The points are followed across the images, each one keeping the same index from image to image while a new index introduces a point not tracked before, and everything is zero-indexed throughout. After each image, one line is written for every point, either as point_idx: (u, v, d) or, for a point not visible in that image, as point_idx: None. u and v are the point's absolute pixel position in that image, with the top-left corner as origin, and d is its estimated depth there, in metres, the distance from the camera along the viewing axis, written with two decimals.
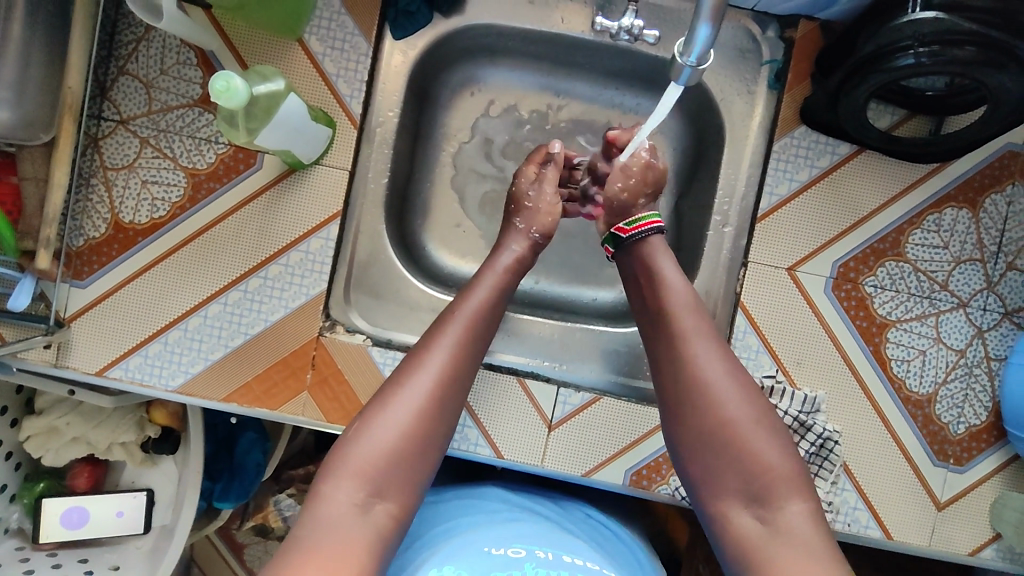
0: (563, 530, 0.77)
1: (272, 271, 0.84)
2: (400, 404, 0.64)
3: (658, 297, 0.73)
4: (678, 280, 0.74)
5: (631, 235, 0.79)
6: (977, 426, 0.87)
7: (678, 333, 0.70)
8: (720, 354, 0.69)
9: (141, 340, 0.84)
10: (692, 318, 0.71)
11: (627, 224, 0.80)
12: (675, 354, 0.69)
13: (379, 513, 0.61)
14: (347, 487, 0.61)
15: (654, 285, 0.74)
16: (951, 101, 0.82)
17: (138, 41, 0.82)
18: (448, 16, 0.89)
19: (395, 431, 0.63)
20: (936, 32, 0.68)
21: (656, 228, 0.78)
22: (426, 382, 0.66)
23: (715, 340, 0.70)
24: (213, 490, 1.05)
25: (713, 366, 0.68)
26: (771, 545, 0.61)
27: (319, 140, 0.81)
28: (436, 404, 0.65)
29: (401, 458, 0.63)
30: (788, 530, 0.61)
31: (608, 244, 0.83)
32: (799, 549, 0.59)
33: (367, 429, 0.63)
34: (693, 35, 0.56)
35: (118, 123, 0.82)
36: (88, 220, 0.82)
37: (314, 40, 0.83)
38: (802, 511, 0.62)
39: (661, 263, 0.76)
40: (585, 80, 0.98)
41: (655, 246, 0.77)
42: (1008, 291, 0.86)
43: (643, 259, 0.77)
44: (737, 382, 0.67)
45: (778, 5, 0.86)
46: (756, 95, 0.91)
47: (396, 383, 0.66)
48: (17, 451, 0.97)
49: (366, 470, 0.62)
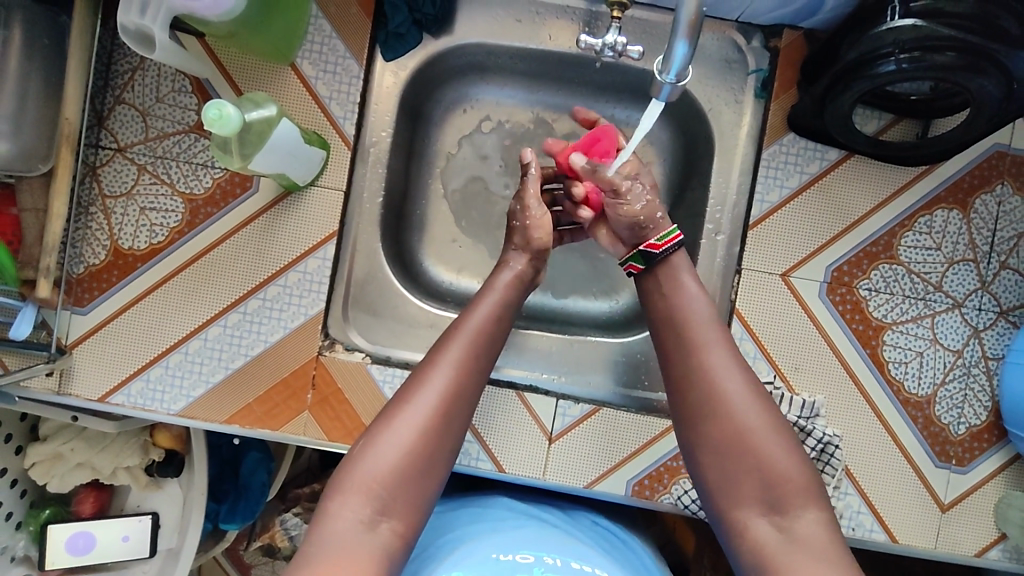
0: (570, 537, 0.77)
1: (271, 291, 0.85)
2: (405, 422, 0.65)
3: (677, 307, 0.74)
4: (695, 291, 0.74)
5: (664, 250, 0.77)
6: (978, 426, 0.87)
7: (696, 342, 0.71)
8: (738, 366, 0.69)
9: (142, 365, 0.85)
10: (705, 328, 0.71)
11: (658, 239, 0.79)
12: (693, 365, 0.70)
13: (384, 530, 0.61)
14: (354, 503, 0.61)
15: (671, 296, 0.75)
16: (937, 104, 0.83)
17: (134, 71, 0.83)
18: (438, 37, 0.91)
19: (401, 447, 0.63)
20: (916, 39, 0.69)
21: (682, 243, 0.78)
22: (430, 399, 0.66)
23: (729, 349, 0.70)
24: (218, 512, 1.06)
25: (730, 376, 0.68)
26: (787, 553, 0.61)
27: (314, 162, 0.82)
28: (441, 422, 0.66)
29: (407, 475, 0.63)
30: (804, 537, 0.61)
31: (635, 261, 0.79)
32: (815, 555, 0.60)
33: (373, 446, 0.64)
34: (670, 53, 0.58)
35: (116, 151, 0.83)
36: (89, 247, 0.84)
37: (306, 64, 0.85)
38: (817, 520, 0.62)
39: (678, 277, 0.76)
40: (575, 94, 0.99)
41: (682, 264, 0.77)
42: (1002, 291, 0.87)
43: (658, 271, 0.77)
44: (757, 395, 0.68)
45: (761, 15, 0.87)
46: (743, 105, 0.92)
47: (401, 402, 0.66)
48: (22, 479, 0.97)
49: (372, 487, 0.62)
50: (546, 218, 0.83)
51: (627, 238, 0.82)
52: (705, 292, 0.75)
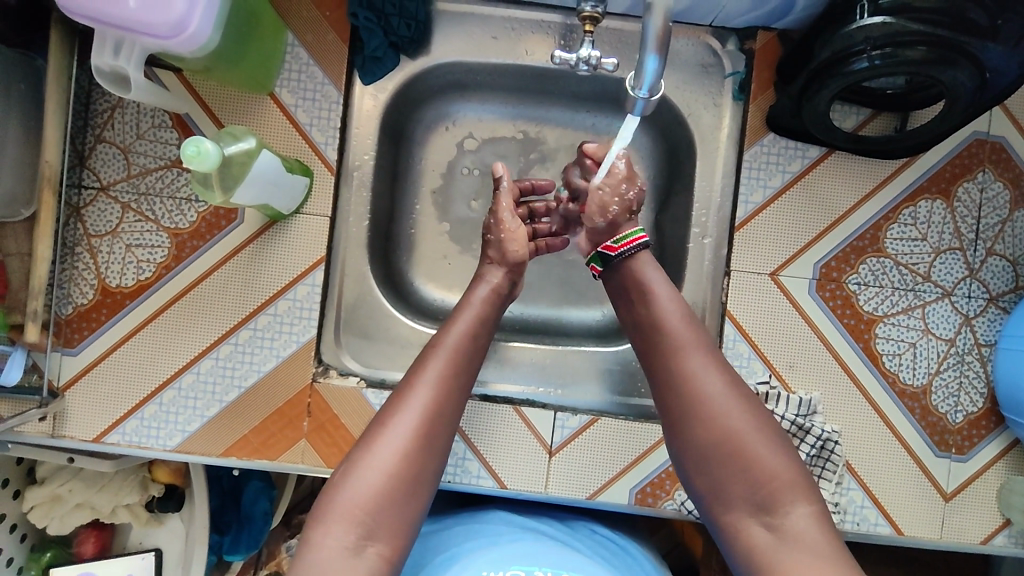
0: (568, 548, 0.77)
1: (262, 320, 0.85)
2: (385, 445, 0.64)
3: (652, 314, 0.72)
4: (669, 296, 0.73)
5: (620, 252, 0.76)
6: (975, 414, 0.87)
7: (674, 348, 0.70)
8: (719, 369, 0.68)
9: (137, 403, 0.84)
10: (687, 331, 0.71)
11: (615, 241, 0.78)
12: (675, 371, 0.69)
13: (370, 555, 0.61)
14: (338, 530, 0.61)
15: (646, 303, 0.73)
16: (914, 98, 0.83)
17: (113, 109, 0.83)
18: (415, 58, 0.91)
19: (382, 471, 0.63)
20: (887, 35, 0.70)
21: (644, 243, 0.77)
22: (409, 419, 0.66)
23: (712, 351, 0.70)
24: (222, 544, 1.05)
25: (710, 379, 0.68)
26: (781, 552, 0.61)
27: (297, 190, 0.83)
28: (421, 442, 0.65)
29: (389, 498, 0.63)
30: (796, 536, 0.62)
31: (596, 263, 0.79)
32: (809, 554, 0.60)
33: (354, 471, 0.64)
34: (641, 67, 0.58)
35: (99, 190, 0.83)
36: (76, 288, 0.83)
37: (285, 92, 0.85)
38: (808, 515, 0.62)
39: (648, 277, 0.75)
40: (556, 107, 0.99)
41: (645, 263, 0.76)
42: (990, 277, 0.87)
43: (630, 277, 0.75)
44: (740, 396, 0.67)
45: (734, 19, 0.88)
46: (722, 108, 0.92)
47: (380, 423, 0.66)
48: (21, 523, 0.96)
49: (356, 512, 0.62)
50: (520, 230, 0.83)
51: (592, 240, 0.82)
52: (682, 297, 0.74)
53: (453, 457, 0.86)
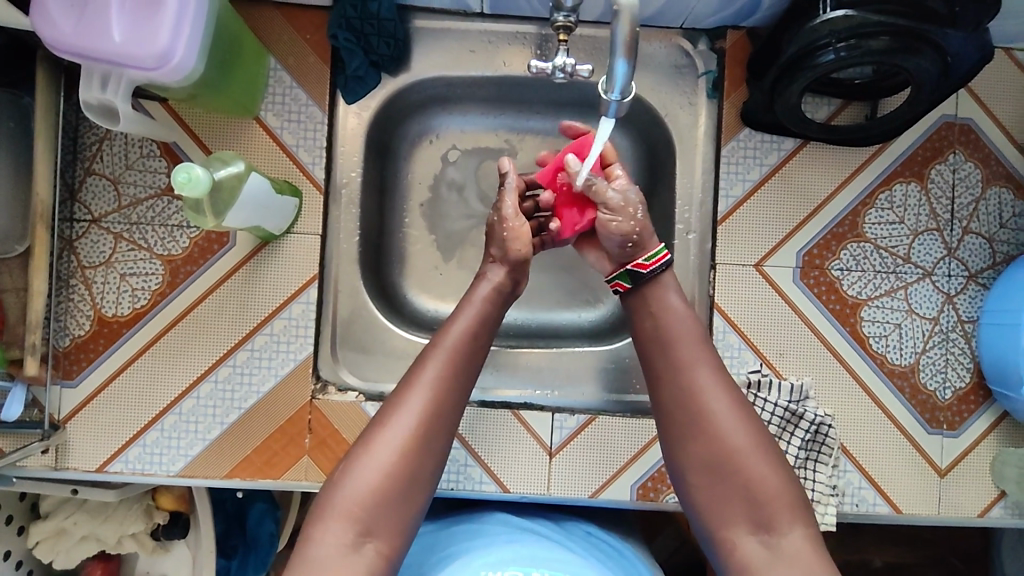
0: (563, 549, 0.77)
1: (259, 341, 0.86)
2: (384, 444, 0.65)
3: (660, 329, 0.74)
4: (678, 314, 0.74)
5: (652, 270, 0.77)
6: (964, 389, 0.89)
7: (681, 362, 0.71)
8: (724, 386, 0.70)
9: (139, 430, 0.85)
10: (692, 348, 0.72)
11: (645, 258, 0.77)
12: (682, 386, 0.70)
13: (369, 552, 0.62)
14: (337, 528, 0.62)
15: (653, 317, 0.75)
16: (882, 85, 0.86)
17: (100, 142, 0.85)
18: (397, 74, 0.93)
19: (381, 470, 0.64)
20: (850, 28, 0.72)
21: (670, 262, 0.77)
22: (408, 421, 0.66)
23: (717, 366, 0.71)
24: (229, 568, 1.04)
25: (717, 397, 0.69)
26: (774, 569, 0.63)
27: (287, 211, 0.84)
28: (420, 444, 0.66)
29: (387, 498, 0.64)
30: (790, 555, 0.64)
31: (620, 280, 0.78)
32: (798, 570, 0.63)
33: (353, 469, 0.65)
34: (613, 72, 0.60)
35: (90, 222, 0.84)
36: (72, 320, 0.84)
37: (270, 116, 0.87)
38: (802, 537, 0.64)
39: (665, 297, 0.76)
40: (536, 114, 1.02)
41: (670, 287, 0.77)
42: (968, 255, 0.90)
43: (644, 301, 0.76)
44: (743, 415, 0.69)
45: (704, 20, 0.90)
46: (697, 107, 0.94)
47: (381, 421, 0.67)
48: (27, 559, 0.96)
49: (355, 511, 0.63)
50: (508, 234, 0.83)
51: (615, 257, 0.80)
52: (688, 310, 0.75)
53: (456, 464, 0.87)
